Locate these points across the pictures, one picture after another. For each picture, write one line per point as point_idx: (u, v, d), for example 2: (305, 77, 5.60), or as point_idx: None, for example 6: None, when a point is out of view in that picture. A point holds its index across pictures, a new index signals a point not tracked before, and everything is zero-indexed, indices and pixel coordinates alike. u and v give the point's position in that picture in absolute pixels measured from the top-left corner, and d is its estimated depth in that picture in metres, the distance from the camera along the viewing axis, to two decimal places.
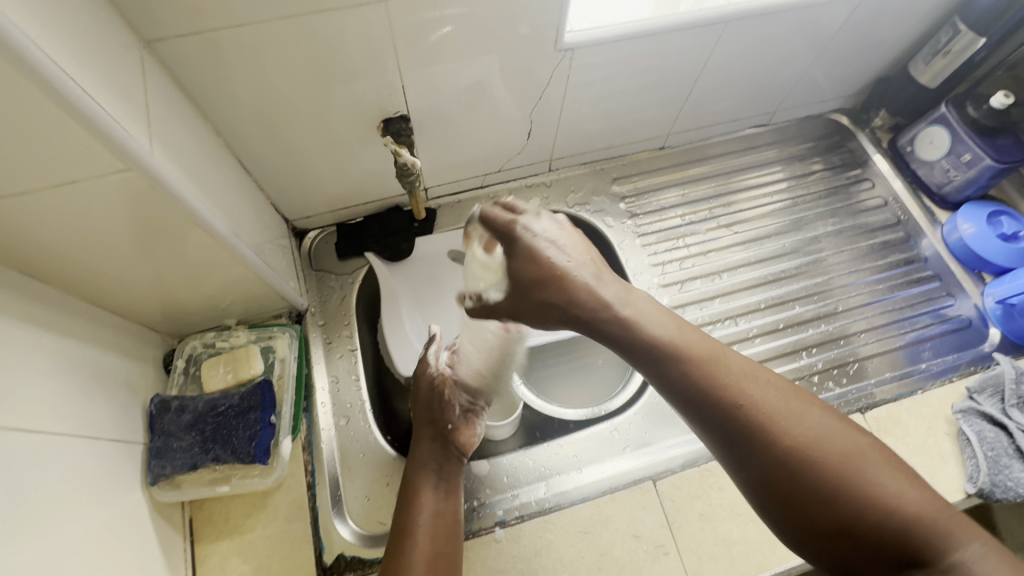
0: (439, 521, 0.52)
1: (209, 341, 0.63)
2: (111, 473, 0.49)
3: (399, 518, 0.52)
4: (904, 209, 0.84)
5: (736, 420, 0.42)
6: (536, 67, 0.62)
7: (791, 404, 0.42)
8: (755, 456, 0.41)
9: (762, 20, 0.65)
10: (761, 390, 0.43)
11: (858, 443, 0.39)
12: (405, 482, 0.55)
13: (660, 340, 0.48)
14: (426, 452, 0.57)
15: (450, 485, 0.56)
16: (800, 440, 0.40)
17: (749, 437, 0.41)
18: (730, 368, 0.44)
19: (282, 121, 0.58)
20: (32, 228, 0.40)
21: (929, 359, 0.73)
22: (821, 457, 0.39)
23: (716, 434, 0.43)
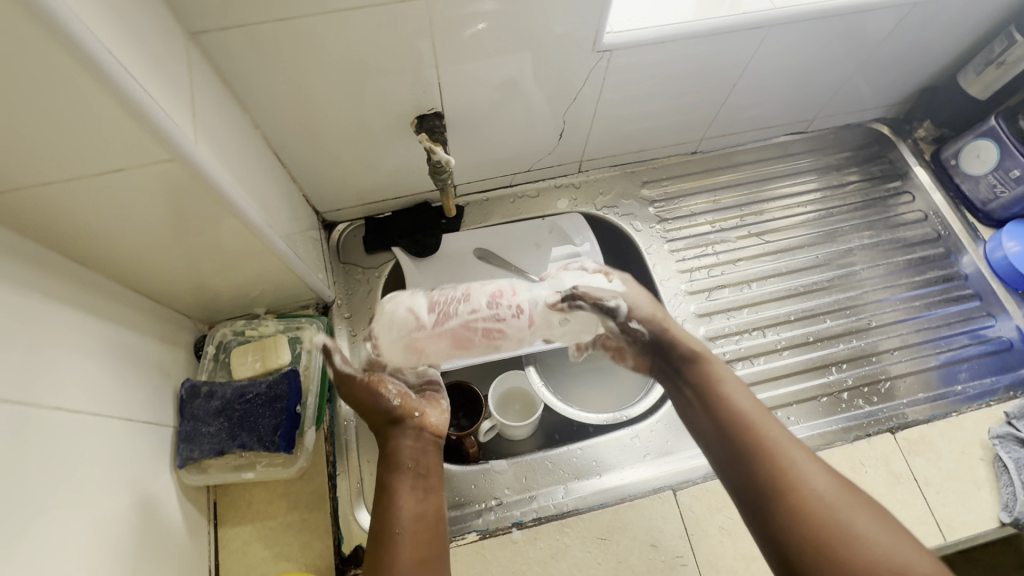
0: (419, 523, 0.51)
1: (238, 329, 0.64)
2: (142, 454, 0.50)
3: (378, 519, 0.51)
4: (945, 223, 0.81)
5: (757, 463, 0.49)
6: (572, 68, 0.62)
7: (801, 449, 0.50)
8: (767, 496, 0.48)
9: (806, 26, 0.63)
10: (784, 442, 0.50)
11: (851, 502, 0.46)
12: (382, 481, 0.53)
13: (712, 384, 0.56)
14: (401, 451, 0.54)
15: (429, 480, 0.54)
16: (810, 492, 0.46)
17: (768, 480, 0.48)
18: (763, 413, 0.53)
19: (318, 114, 0.59)
20: (78, 213, 0.41)
21: (965, 381, 0.70)
22: (824, 510, 0.45)
23: (737, 472, 0.51)
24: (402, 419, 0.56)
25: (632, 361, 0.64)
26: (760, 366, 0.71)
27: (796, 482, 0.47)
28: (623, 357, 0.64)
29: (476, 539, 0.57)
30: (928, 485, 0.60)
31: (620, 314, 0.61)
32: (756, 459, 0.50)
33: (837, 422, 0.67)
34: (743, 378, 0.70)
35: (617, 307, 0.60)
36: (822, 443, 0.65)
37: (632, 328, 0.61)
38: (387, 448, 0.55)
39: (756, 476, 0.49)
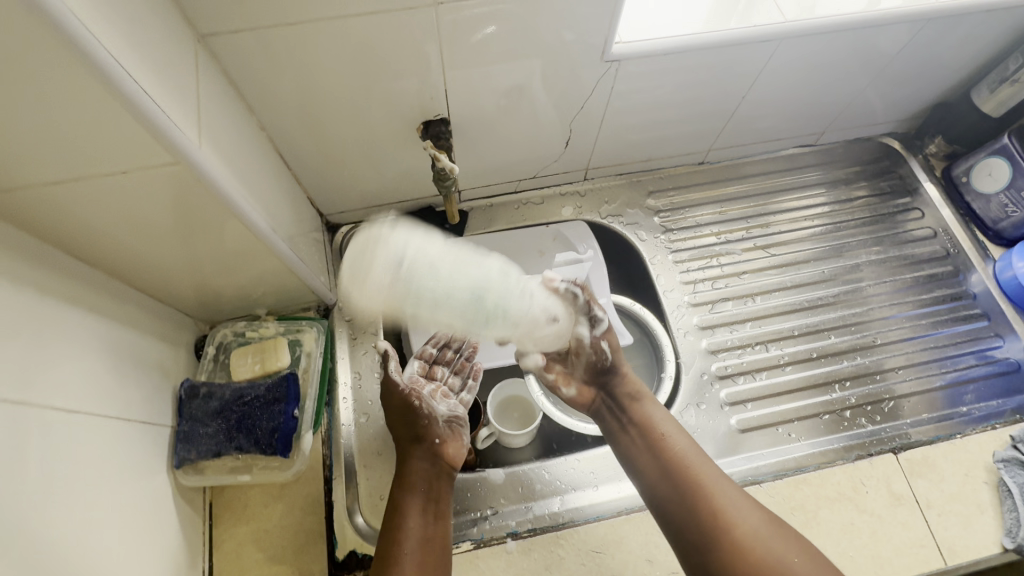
0: (428, 545, 0.51)
1: (239, 330, 0.64)
2: (139, 453, 0.50)
3: (386, 536, 0.51)
4: (954, 241, 0.80)
5: (693, 501, 0.53)
6: (580, 76, 0.61)
7: (731, 486, 0.54)
8: (706, 538, 0.51)
9: (817, 39, 0.63)
10: (716, 480, 0.54)
11: (776, 532, 0.51)
12: (394, 501, 0.54)
13: (652, 424, 0.59)
14: (416, 472, 0.56)
15: (439, 505, 0.55)
16: (744, 530, 0.50)
17: (709, 521, 0.51)
18: (696, 453, 0.57)
19: (324, 117, 0.59)
20: (82, 213, 0.41)
21: (970, 403, 0.69)
22: (758, 547, 0.49)
23: (679, 514, 0.53)
24: (423, 442, 0.58)
25: (575, 390, 0.65)
26: (762, 381, 0.70)
27: (732, 521, 0.51)
28: (567, 384, 0.66)
29: (469, 549, 0.57)
30: (929, 507, 0.59)
31: (599, 326, 0.65)
32: (692, 497, 0.53)
33: (838, 441, 0.66)
34: (744, 393, 0.70)
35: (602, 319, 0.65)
36: (823, 461, 0.64)
37: (600, 346, 0.64)
38: (403, 470, 0.57)
39: (696, 517, 0.52)
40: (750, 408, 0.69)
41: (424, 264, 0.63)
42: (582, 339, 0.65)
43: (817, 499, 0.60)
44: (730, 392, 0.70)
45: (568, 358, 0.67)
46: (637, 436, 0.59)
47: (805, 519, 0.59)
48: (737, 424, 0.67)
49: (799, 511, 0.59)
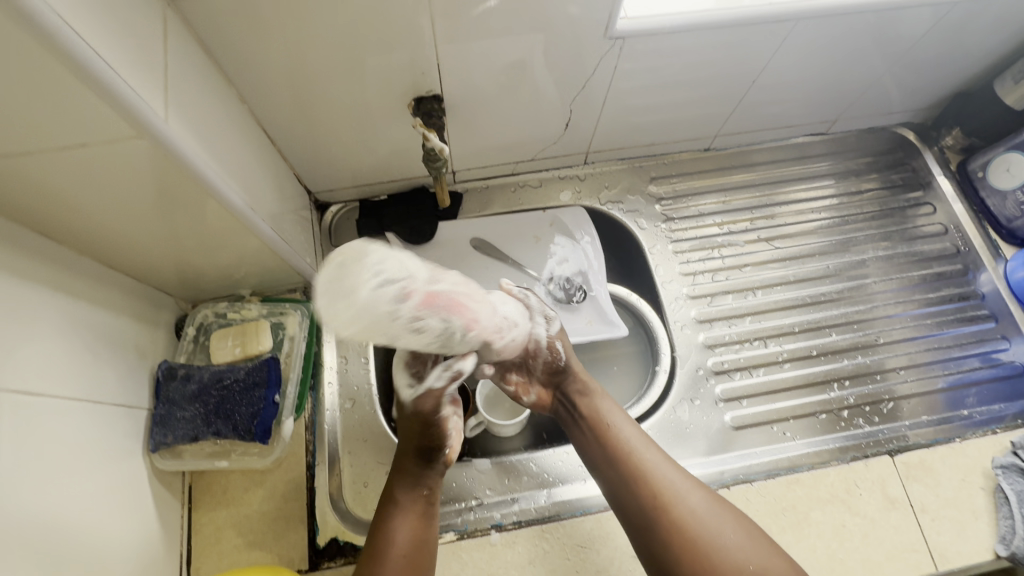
0: (420, 551, 0.50)
1: (221, 311, 0.62)
2: (113, 438, 0.48)
3: (378, 536, 0.50)
4: (965, 238, 0.78)
5: (637, 490, 0.51)
6: (583, 54, 0.58)
7: (675, 472, 0.53)
8: (650, 523, 0.50)
9: (834, 20, 0.59)
10: (661, 467, 0.53)
11: (717, 512, 0.51)
12: (393, 499, 0.52)
13: (599, 414, 0.56)
14: (422, 476, 0.53)
15: (433, 511, 0.53)
16: (687, 515, 0.50)
17: (653, 507, 0.50)
18: (641, 440, 0.55)
19: (309, 89, 0.55)
20: (42, 187, 0.39)
21: (972, 406, 0.68)
22: (700, 532, 0.49)
23: (626, 502, 0.52)
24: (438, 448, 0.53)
25: (535, 395, 0.60)
26: (759, 378, 0.68)
27: (674, 505, 0.50)
28: (527, 391, 0.60)
29: (453, 539, 0.56)
30: (923, 512, 0.58)
31: (551, 326, 0.59)
32: (636, 486, 0.52)
33: (834, 441, 0.65)
34: (740, 389, 0.68)
35: (554, 322, 0.60)
36: (817, 461, 0.62)
37: (554, 349, 0.58)
38: (407, 468, 0.53)
39: (640, 503, 0.51)
40: (746, 405, 0.67)
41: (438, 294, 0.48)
42: (538, 341, 0.58)
43: (809, 500, 0.59)
44: (726, 388, 0.68)
45: (525, 364, 0.60)
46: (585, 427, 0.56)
47: (796, 519, 0.58)
48: (731, 420, 0.65)
49: (791, 510, 0.58)
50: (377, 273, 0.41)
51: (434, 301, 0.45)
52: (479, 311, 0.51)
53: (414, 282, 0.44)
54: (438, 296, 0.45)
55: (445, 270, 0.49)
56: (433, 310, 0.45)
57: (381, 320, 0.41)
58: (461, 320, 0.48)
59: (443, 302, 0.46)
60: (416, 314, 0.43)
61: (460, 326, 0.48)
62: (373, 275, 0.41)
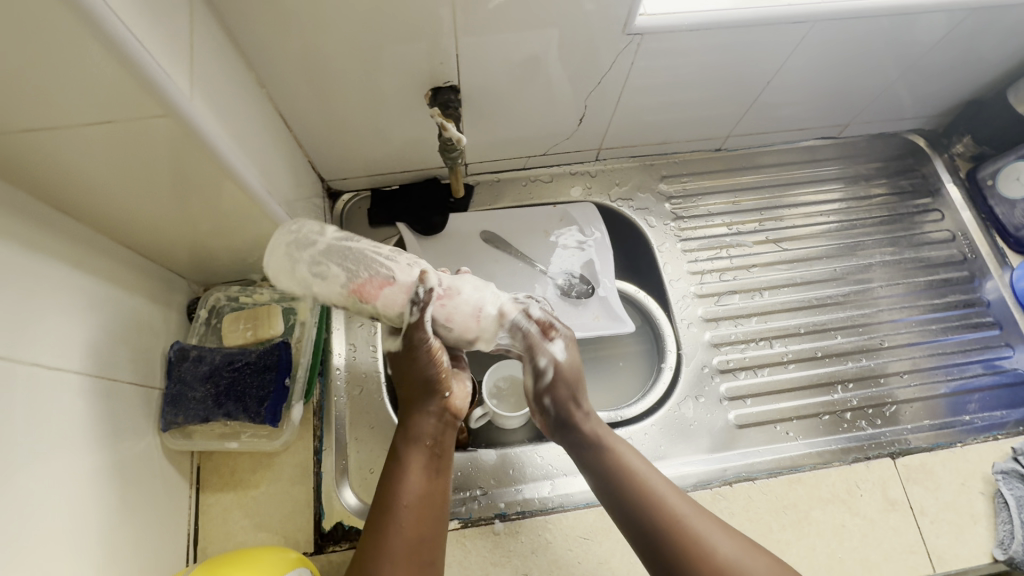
0: (426, 504, 0.45)
1: (233, 294, 0.62)
2: (125, 415, 0.49)
3: (381, 490, 0.45)
4: (972, 245, 0.78)
5: (659, 536, 0.46)
6: (600, 50, 0.58)
7: (698, 510, 0.47)
8: (670, 563, 0.45)
9: (852, 23, 0.59)
10: (684, 506, 0.47)
11: (751, 550, 0.45)
12: (394, 452, 0.47)
13: (610, 451, 0.51)
14: (424, 423, 0.48)
15: (443, 461, 0.48)
16: (723, 560, 0.44)
17: (667, 545, 0.45)
18: (660, 479, 0.49)
19: (328, 76, 0.56)
20: (66, 163, 0.39)
21: (973, 412, 0.68)
22: (725, 572, 0.43)
23: (651, 550, 0.46)
24: (431, 396, 0.49)
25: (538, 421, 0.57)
26: (763, 378, 0.69)
27: (705, 547, 0.44)
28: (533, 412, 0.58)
29: (457, 527, 0.57)
30: (923, 515, 0.59)
31: (543, 368, 0.55)
32: (658, 531, 0.46)
33: (836, 442, 0.65)
34: (744, 388, 0.68)
35: (557, 352, 0.55)
36: (819, 461, 0.63)
37: (543, 390, 0.55)
38: (408, 421, 0.49)
39: (665, 549, 0.45)
40: (750, 404, 0.67)
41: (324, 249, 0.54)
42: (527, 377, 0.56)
43: (810, 499, 0.59)
44: (730, 386, 0.68)
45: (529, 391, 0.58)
46: (597, 466, 0.51)
47: (796, 517, 0.58)
48: (735, 418, 0.66)
49: (792, 509, 0.59)
50: (297, 229, 0.54)
51: (335, 254, 0.53)
52: (397, 279, 0.52)
53: (323, 237, 0.54)
54: (339, 258, 0.53)
55: (394, 252, 0.55)
56: (336, 262, 0.53)
57: (285, 263, 0.54)
58: (362, 283, 0.52)
59: (345, 263, 0.53)
60: (316, 260, 0.53)
61: (364, 291, 0.52)
62: (294, 228, 0.54)
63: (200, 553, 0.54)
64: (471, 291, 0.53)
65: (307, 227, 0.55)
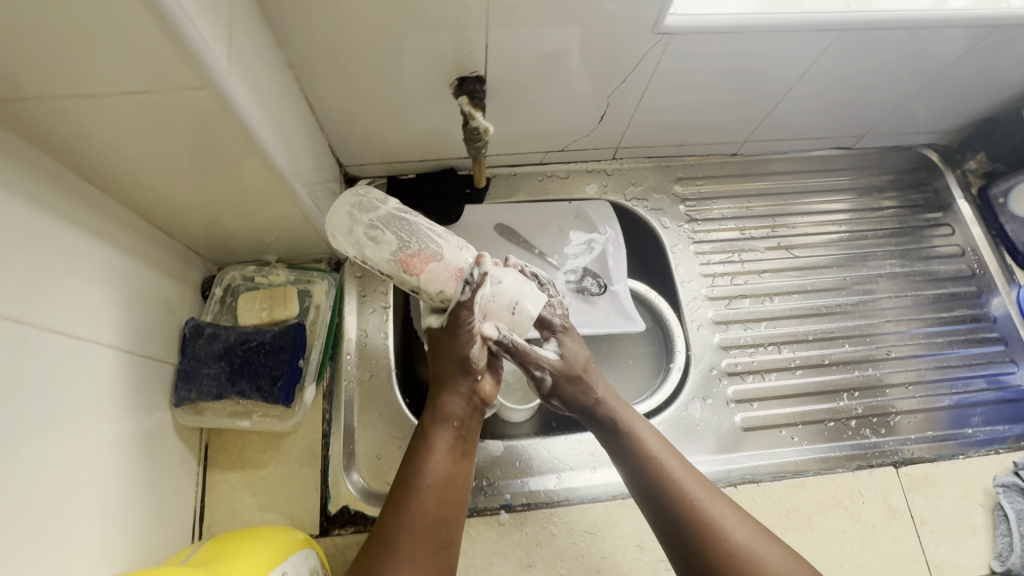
0: (448, 485, 0.45)
1: (248, 275, 0.62)
2: (139, 389, 0.49)
3: (406, 467, 0.46)
4: (981, 261, 0.79)
5: (677, 519, 0.47)
6: (627, 49, 0.58)
7: (718, 499, 0.48)
8: (688, 547, 0.46)
9: (878, 34, 0.60)
10: (703, 493, 0.48)
11: (767, 541, 0.46)
12: (421, 430, 0.48)
13: (632, 433, 0.51)
14: (452, 404, 0.49)
15: (467, 444, 0.48)
16: (739, 549, 0.45)
17: (686, 532, 0.46)
18: (681, 465, 0.50)
19: (354, 60, 0.56)
20: (97, 130, 0.39)
21: (976, 425, 0.69)
22: (743, 560, 0.44)
23: (669, 531, 0.47)
24: (463, 376, 0.49)
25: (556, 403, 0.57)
26: (771, 382, 0.69)
27: (721, 536, 0.45)
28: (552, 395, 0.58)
29: None
30: (923, 524, 0.60)
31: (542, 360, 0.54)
32: (676, 514, 0.47)
33: (840, 449, 0.66)
34: (752, 391, 0.69)
35: (548, 355, 0.52)
36: (823, 466, 0.64)
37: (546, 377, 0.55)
38: (438, 399, 0.49)
39: (683, 532, 0.47)
40: (757, 408, 0.68)
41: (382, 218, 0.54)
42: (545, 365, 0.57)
43: (813, 504, 0.60)
44: (737, 389, 0.68)
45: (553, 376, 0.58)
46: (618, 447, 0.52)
47: (798, 521, 0.59)
48: (741, 421, 0.66)
49: (794, 512, 0.59)
50: (364, 195, 0.56)
51: (391, 222, 0.54)
52: (443, 258, 0.52)
53: (386, 207, 0.56)
54: (393, 225, 0.54)
55: (447, 233, 0.55)
56: (391, 231, 0.53)
57: (343, 223, 0.54)
58: (410, 255, 0.52)
59: (399, 232, 0.53)
60: (372, 225, 0.54)
61: (410, 263, 0.51)
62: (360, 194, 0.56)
63: (206, 530, 0.54)
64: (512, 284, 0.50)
65: (373, 194, 0.57)
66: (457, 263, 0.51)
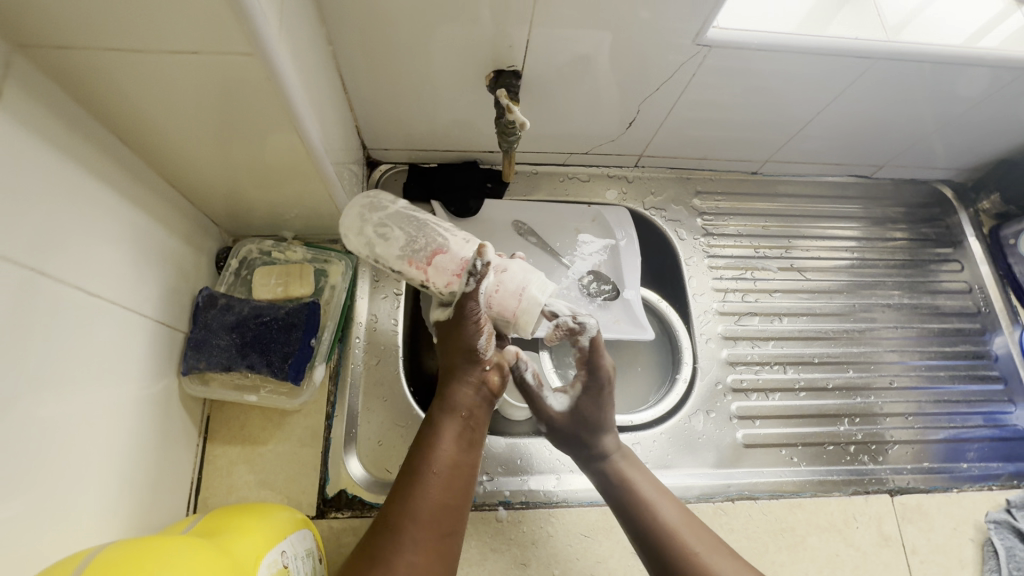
0: (453, 474, 0.45)
1: (266, 249, 0.62)
2: (148, 353, 0.48)
3: (413, 454, 0.46)
4: (987, 300, 0.80)
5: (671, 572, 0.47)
6: (666, 58, 0.59)
7: (712, 549, 0.47)
8: None
9: (912, 66, 0.60)
10: (697, 543, 0.48)
11: None
12: (430, 417, 0.48)
13: (627, 484, 0.52)
14: (461, 394, 0.48)
15: (475, 434, 0.48)
16: None
17: None
18: (675, 514, 0.50)
19: (394, 43, 0.55)
20: (138, 87, 0.39)
21: (971, 460, 0.70)
22: None
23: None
24: (471, 366, 0.49)
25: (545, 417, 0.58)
26: (774, 402, 0.70)
27: None
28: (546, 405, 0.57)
29: None
30: (913, 553, 0.60)
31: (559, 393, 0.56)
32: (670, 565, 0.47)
33: (837, 473, 0.66)
34: (755, 409, 0.69)
35: (553, 405, 0.55)
36: (819, 489, 0.64)
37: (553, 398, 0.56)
38: (447, 388, 0.49)
39: None
40: (759, 425, 0.68)
41: (392, 218, 0.58)
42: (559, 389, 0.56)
43: (808, 525, 0.60)
44: (741, 406, 0.69)
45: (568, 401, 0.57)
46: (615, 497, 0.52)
47: (792, 541, 0.59)
48: (742, 437, 0.67)
49: (790, 532, 0.59)
50: (375, 199, 0.60)
51: (400, 219, 0.58)
52: (450, 249, 0.54)
53: (395, 206, 0.60)
54: (402, 223, 0.57)
55: (455, 229, 0.58)
56: (401, 227, 0.57)
57: (354, 223, 0.58)
58: (418, 248, 0.54)
59: (407, 229, 0.57)
60: (382, 223, 0.58)
61: (417, 257, 0.54)
62: (372, 198, 0.60)
63: (201, 503, 0.54)
64: (517, 270, 0.50)
65: (384, 196, 0.61)
66: (462, 253, 0.53)
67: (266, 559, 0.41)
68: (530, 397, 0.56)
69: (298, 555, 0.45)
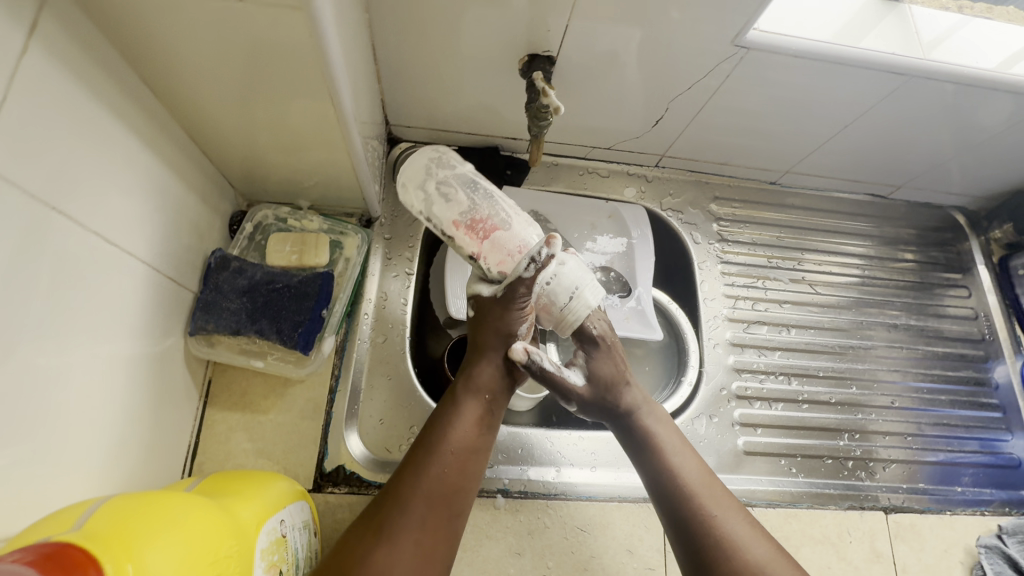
0: (468, 456, 0.44)
1: (282, 216, 0.61)
2: (157, 309, 0.47)
3: (430, 430, 0.45)
4: (992, 327, 0.80)
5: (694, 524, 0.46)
6: (701, 58, 0.58)
7: (732, 508, 0.47)
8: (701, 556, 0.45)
9: (945, 87, 0.60)
10: (719, 500, 0.47)
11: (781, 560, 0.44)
12: (451, 395, 0.48)
13: (654, 436, 0.50)
14: (486, 375, 0.48)
15: (493, 419, 0.48)
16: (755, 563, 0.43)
17: (700, 536, 0.45)
18: (699, 470, 0.49)
19: (431, 17, 0.54)
20: (175, 31, 0.37)
21: (965, 484, 0.70)
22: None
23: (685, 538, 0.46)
24: (502, 350, 0.48)
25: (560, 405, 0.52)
26: (776, 411, 0.70)
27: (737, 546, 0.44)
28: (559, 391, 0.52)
29: None
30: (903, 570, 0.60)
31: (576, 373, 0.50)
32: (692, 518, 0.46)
33: (833, 487, 0.66)
34: (757, 417, 0.69)
35: (574, 383, 0.49)
36: (815, 501, 0.64)
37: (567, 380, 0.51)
38: (472, 368, 0.49)
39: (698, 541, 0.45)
40: (760, 433, 0.68)
41: (453, 180, 0.56)
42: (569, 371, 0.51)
43: (802, 536, 0.60)
44: (744, 413, 0.69)
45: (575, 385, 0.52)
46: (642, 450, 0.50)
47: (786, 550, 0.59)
48: (743, 444, 0.67)
49: (783, 541, 0.60)
50: (440, 157, 0.58)
51: (463, 182, 0.56)
52: (511, 228, 0.53)
53: (460, 168, 0.58)
54: (463, 186, 0.56)
55: (515, 207, 0.57)
56: (461, 190, 0.55)
57: (417, 176, 0.57)
58: (478, 218, 0.53)
59: (468, 194, 0.55)
60: (443, 183, 0.56)
61: (475, 226, 0.53)
62: (438, 154, 0.59)
63: (197, 467, 0.53)
64: (574, 266, 0.49)
65: (449, 156, 0.59)
66: (523, 236, 0.53)
67: (266, 526, 0.40)
68: (552, 384, 0.49)
69: (295, 525, 0.45)
